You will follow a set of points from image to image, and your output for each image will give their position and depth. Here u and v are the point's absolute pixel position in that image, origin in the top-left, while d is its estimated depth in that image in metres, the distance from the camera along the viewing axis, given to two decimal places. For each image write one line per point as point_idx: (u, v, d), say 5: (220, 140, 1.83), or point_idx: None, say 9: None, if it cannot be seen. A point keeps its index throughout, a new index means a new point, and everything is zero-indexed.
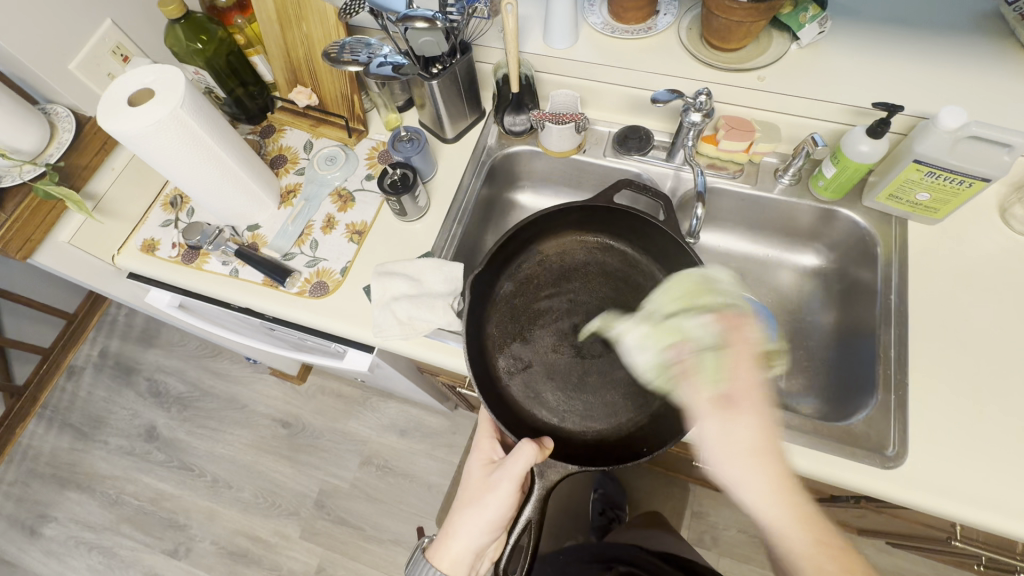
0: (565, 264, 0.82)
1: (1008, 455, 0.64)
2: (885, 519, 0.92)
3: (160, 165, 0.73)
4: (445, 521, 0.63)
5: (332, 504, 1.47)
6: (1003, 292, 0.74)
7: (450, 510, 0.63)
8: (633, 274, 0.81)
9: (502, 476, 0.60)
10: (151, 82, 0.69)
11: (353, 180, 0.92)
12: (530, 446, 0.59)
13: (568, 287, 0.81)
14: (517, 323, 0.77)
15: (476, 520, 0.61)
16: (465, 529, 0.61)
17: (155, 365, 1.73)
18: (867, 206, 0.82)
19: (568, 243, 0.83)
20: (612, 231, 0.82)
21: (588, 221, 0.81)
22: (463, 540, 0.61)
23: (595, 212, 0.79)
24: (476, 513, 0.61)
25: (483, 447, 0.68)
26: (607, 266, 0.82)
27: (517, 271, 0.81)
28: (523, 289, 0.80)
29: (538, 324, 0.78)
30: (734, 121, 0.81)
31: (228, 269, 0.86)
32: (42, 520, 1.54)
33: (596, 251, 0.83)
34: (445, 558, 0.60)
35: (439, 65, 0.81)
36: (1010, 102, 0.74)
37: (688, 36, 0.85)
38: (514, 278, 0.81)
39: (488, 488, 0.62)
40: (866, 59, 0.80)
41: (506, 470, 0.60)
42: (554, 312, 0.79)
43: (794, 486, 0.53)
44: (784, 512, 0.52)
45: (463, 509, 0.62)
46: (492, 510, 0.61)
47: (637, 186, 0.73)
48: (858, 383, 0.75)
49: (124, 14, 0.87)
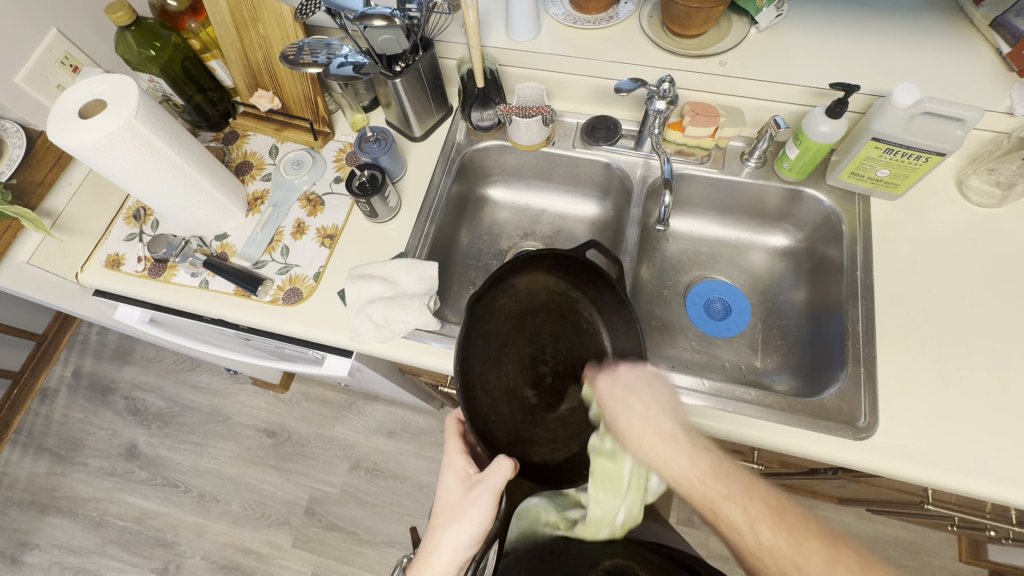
0: (526, 303, 0.72)
1: (971, 419, 0.66)
2: (863, 488, 0.95)
3: (117, 178, 0.71)
4: (427, 540, 0.62)
5: (322, 510, 1.46)
6: (962, 261, 0.77)
7: (430, 529, 0.62)
8: (580, 316, 0.73)
9: (483, 492, 0.59)
10: (102, 93, 0.67)
11: (321, 183, 0.90)
12: (505, 464, 0.59)
13: (528, 327, 0.71)
14: (488, 347, 0.67)
15: (456, 537, 0.60)
16: (447, 547, 0.60)
17: (132, 383, 1.69)
18: (831, 184, 0.84)
19: (540, 281, 0.73)
20: (572, 273, 0.73)
21: (559, 268, 0.73)
22: (448, 555, 0.60)
23: (572, 263, 0.71)
24: (458, 531, 0.60)
25: (455, 464, 0.65)
26: (561, 307, 0.73)
27: (493, 310, 0.68)
28: (493, 319, 0.68)
29: (502, 357, 0.68)
30: (699, 107, 0.82)
31: (198, 280, 0.84)
32: (23, 548, 1.50)
33: (558, 295, 0.74)
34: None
35: (401, 63, 0.80)
36: (959, 76, 0.77)
37: (649, 24, 0.86)
38: (489, 313, 0.67)
39: (468, 504, 0.60)
40: (822, 40, 0.82)
41: (485, 485, 0.59)
42: (519, 349, 0.70)
43: (701, 451, 0.54)
44: (713, 483, 0.51)
45: (445, 528, 0.60)
46: (474, 526, 0.59)
47: (604, 253, 0.70)
48: (828, 358, 0.77)
49: (71, 22, 0.85)
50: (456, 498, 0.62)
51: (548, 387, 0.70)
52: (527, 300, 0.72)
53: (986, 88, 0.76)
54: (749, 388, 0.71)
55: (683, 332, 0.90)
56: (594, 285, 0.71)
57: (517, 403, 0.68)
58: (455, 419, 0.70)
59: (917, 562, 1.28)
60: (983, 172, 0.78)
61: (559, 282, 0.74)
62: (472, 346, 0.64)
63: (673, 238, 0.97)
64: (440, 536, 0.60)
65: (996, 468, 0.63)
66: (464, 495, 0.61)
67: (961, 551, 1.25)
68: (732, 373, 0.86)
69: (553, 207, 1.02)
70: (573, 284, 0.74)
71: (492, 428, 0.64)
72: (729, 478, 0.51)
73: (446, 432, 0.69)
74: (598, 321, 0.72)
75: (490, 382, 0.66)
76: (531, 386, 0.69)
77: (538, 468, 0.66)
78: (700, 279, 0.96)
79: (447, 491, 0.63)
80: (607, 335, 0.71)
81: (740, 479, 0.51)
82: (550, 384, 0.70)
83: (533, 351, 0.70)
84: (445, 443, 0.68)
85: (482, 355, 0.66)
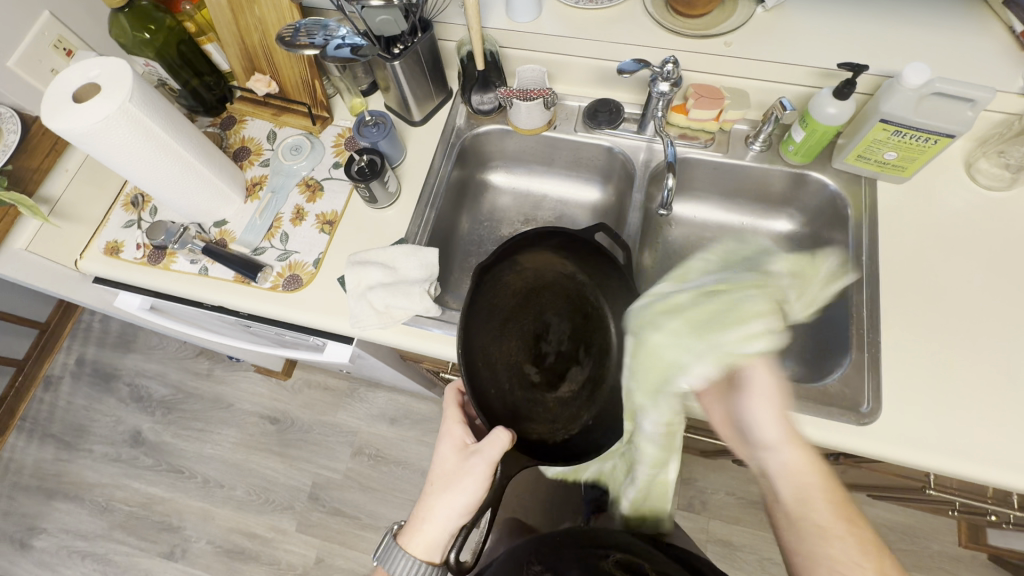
0: (533, 280, 0.75)
1: (975, 404, 0.66)
2: (864, 473, 0.95)
3: (115, 164, 0.70)
4: (419, 506, 0.63)
5: (326, 496, 1.47)
6: (970, 246, 0.75)
7: (424, 495, 0.63)
8: (588, 303, 0.77)
9: (480, 462, 0.61)
10: (97, 75, 0.66)
11: (320, 168, 0.89)
12: (502, 436, 0.61)
13: (533, 306, 0.75)
14: (491, 322, 0.70)
15: (448, 504, 0.61)
16: (438, 514, 0.61)
17: (135, 370, 1.70)
18: (837, 168, 0.82)
19: (548, 263, 0.77)
20: (580, 258, 0.77)
21: (569, 251, 0.76)
22: (440, 522, 0.61)
23: (582, 247, 0.75)
24: (452, 498, 0.61)
25: (453, 432, 0.66)
26: (567, 290, 0.77)
27: (501, 283, 0.72)
28: (499, 295, 0.71)
29: (512, 331, 0.72)
30: (703, 89, 0.80)
31: (197, 267, 0.84)
32: (32, 532, 1.52)
33: (565, 277, 0.77)
34: (420, 542, 0.61)
35: (400, 45, 0.78)
36: (970, 57, 0.75)
37: (652, 3, 0.84)
38: (498, 286, 0.71)
39: (463, 473, 0.62)
40: (830, 21, 0.80)
41: (482, 456, 0.61)
42: (530, 326, 0.74)
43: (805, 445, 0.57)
44: (819, 486, 0.55)
45: (439, 494, 0.62)
46: (468, 495, 0.61)
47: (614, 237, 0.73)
48: (833, 342, 0.77)
49: (64, 5, 0.83)
50: (452, 467, 0.63)
51: (550, 366, 0.74)
52: (534, 279, 0.76)
53: (999, 68, 0.74)
54: None
55: None
56: (603, 271, 0.76)
57: (517, 377, 0.71)
58: (455, 389, 0.71)
59: (916, 546, 1.29)
60: (992, 155, 0.77)
61: (565, 265, 0.77)
62: (477, 316, 0.68)
63: (675, 223, 0.96)
64: (434, 501, 0.62)
65: (999, 453, 0.63)
66: (460, 464, 0.62)
67: (961, 536, 1.26)
68: None
69: (555, 192, 1.00)
70: (581, 268, 0.77)
71: (497, 396, 0.68)
72: (838, 509, 0.53)
73: (445, 400, 0.70)
74: (603, 308, 0.77)
75: (491, 355, 0.69)
76: (532, 363, 0.73)
77: (536, 444, 0.69)
78: None
79: (443, 459, 0.65)
80: (611, 321, 0.77)
81: (851, 522, 0.53)
82: (552, 364, 0.74)
83: (537, 330, 0.74)
84: (444, 411, 0.68)
85: (487, 328, 0.70)
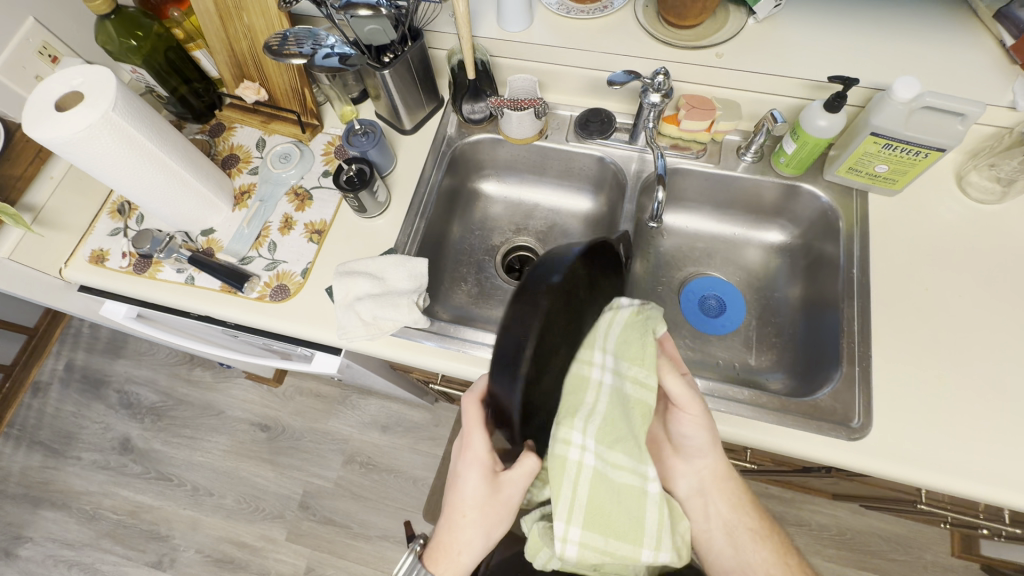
0: None
1: (964, 421, 0.65)
2: (856, 485, 0.95)
3: (98, 172, 0.70)
4: (447, 534, 0.60)
5: (317, 504, 1.46)
6: (962, 260, 0.75)
7: (454, 526, 0.60)
8: None
9: (514, 492, 0.59)
10: (79, 84, 0.65)
11: (310, 177, 0.89)
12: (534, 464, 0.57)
13: None
14: None
15: (482, 534, 0.60)
16: (473, 544, 0.60)
17: (124, 376, 1.69)
18: (829, 180, 0.82)
19: None
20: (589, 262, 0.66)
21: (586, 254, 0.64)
22: (474, 551, 0.60)
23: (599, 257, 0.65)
24: (488, 529, 0.60)
25: (478, 458, 0.59)
26: None
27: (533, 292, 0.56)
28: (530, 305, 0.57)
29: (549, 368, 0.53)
30: (695, 99, 0.80)
31: (183, 276, 0.83)
32: (17, 542, 1.50)
33: None
34: (455, 568, 0.60)
35: (390, 54, 0.78)
36: (960, 71, 0.75)
37: (644, 14, 0.84)
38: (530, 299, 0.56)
39: (497, 504, 0.59)
40: (821, 32, 0.80)
41: (517, 486, 0.58)
42: (558, 360, 0.55)
43: (715, 447, 0.64)
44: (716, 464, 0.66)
45: (473, 527, 0.59)
46: (502, 521, 0.60)
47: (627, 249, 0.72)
48: (824, 355, 0.76)
49: (48, 10, 0.82)
50: (483, 499, 0.59)
51: None
52: None
53: (988, 81, 0.74)
54: (741, 388, 0.70)
55: (676, 330, 0.88)
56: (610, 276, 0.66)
57: None
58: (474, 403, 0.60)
59: (909, 557, 1.28)
60: (983, 167, 0.76)
61: None
62: None
63: (667, 234, 0.96)
64: (468, 535, 0.59)
65: (988, 469, 0.63)
66: (495, 496, 0.59)
67: (953, 546, 1.26)
68: (725, 371, 0.84)
69: (546, 202, 1.00)
70: None
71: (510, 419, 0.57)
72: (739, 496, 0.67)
73: (465, 421, 0.59)
74: None
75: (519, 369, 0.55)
76: None
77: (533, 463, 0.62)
78: (694, 276, 0.94)
79: (477, 496, 0.59)
80: None
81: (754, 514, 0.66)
82: None
83: None
84: (465, 434, 0.59)
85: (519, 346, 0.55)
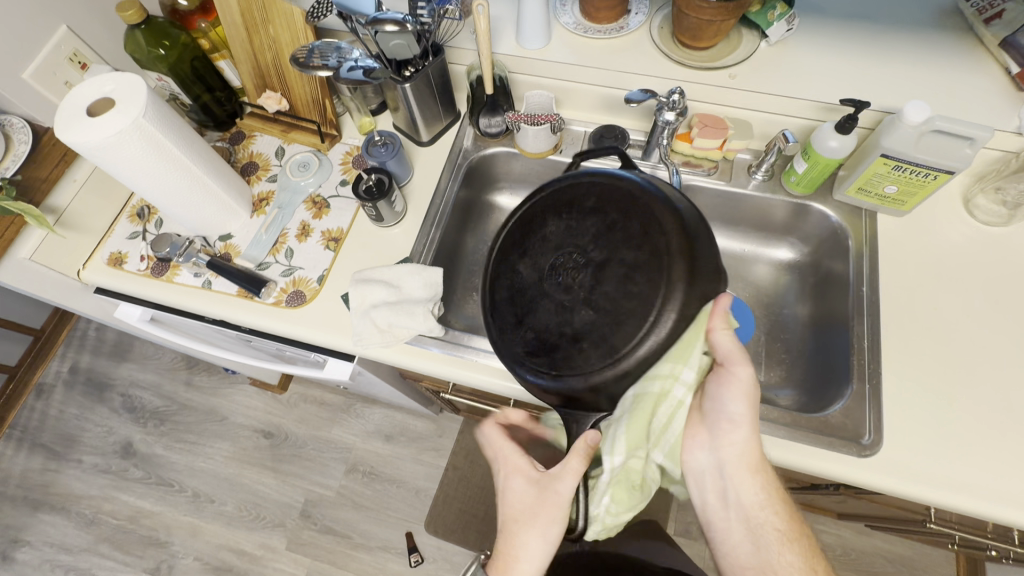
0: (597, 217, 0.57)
1: (973, 439, 0.66)
2: (863, 504, 0.95)
3: (124, 177, 0.71)
4: (504, 539, 0.63)
5: (318, 513, 1.45)
6: (970, 280, 0.76)
7: (511, 531, 0.62)
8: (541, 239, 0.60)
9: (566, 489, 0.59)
10: (111, 91, 0.67)
11: (328, 185, 0.90)
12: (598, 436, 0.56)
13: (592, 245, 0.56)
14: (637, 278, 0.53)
15: (540, 539, 0.60)
16: (531, 550, 0.60)
17: (129, 380, 1.69)
18: (839, 200, 0.83)
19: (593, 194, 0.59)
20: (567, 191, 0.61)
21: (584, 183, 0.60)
22: (535, 558, 0.60)
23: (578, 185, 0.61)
24: (542, 531, 0.60)
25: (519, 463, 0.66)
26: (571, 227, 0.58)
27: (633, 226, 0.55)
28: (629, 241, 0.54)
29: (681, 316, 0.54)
30: (707, 118, 0.82)
31: (200, 280, 0.84)
32: (15, 545, 1.49)
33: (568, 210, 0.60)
34: None
35: (411, 68, 0.81)
36: (968, 97, 0.77)
37: (659, 35, 0.86)
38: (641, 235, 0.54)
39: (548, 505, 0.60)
40: (833, 57, 0.82)
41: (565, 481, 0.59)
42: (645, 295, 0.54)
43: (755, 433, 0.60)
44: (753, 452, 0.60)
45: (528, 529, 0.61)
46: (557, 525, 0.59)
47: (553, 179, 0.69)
48: (835, 371, 0.76)
49: (81, 18, 0.85)
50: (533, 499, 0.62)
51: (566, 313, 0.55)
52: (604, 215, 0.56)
53: (995, 107, 0.76)
54: None
55: None
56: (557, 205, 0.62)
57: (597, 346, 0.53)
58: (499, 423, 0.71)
59: None
60: (989, 191, 0.79)
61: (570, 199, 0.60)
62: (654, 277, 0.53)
63: None
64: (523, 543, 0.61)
65: (998, 487, 0.63)
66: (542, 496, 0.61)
67: (959, 570, 1.25)
68: None
69: None
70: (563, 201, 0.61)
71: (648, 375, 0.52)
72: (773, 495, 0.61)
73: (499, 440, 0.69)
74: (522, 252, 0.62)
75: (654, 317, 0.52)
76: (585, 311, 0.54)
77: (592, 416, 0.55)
78: None
79: (523, 497, 0.63)
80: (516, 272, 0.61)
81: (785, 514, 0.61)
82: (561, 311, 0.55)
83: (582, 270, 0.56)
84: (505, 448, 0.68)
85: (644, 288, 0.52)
